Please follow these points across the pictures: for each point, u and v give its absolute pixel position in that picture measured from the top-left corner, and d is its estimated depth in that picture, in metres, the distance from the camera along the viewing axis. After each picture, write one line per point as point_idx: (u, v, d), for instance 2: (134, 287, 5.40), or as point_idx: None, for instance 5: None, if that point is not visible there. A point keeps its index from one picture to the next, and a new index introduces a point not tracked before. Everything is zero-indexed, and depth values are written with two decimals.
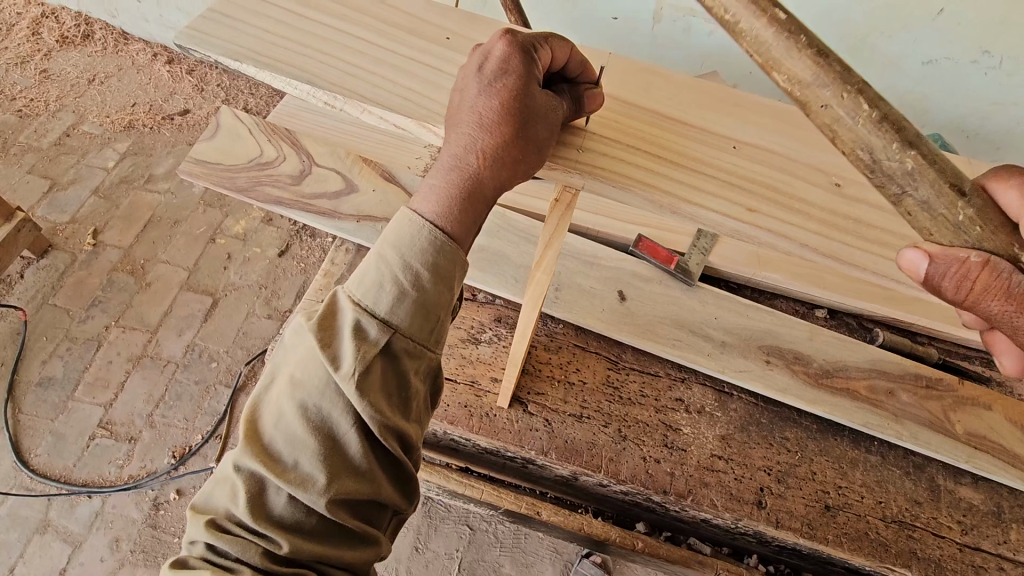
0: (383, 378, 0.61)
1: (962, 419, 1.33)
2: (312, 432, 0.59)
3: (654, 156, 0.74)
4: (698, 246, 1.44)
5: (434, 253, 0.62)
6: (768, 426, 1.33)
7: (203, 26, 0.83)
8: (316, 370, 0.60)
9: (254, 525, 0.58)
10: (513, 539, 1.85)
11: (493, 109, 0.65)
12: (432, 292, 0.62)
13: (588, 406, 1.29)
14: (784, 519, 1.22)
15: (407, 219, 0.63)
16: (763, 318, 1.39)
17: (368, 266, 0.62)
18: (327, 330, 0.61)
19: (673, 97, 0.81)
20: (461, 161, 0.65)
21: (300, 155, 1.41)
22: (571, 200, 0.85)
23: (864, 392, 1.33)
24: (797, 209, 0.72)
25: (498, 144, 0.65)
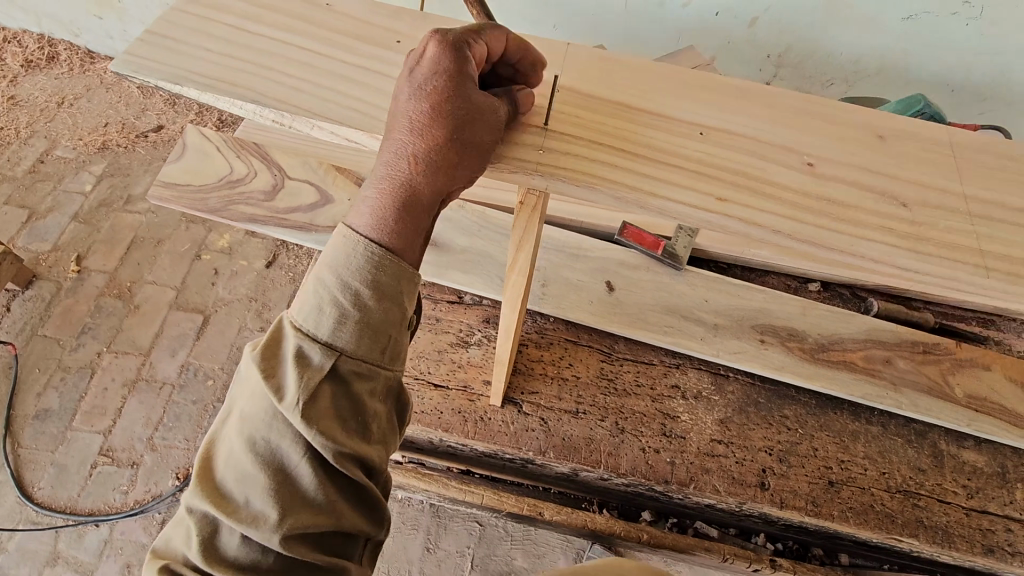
0: (333, 404, 0.58)
1: (963, 382, 1.32)
2: (261, 466, 0.56)
3: (620, 150, 0.72)
4: (684, 229, 1.41)
5: (374, 271, 0.60)
6: (767, 405, 1.32)
7: (142, 50, 0.79)
8: (263, 403, 0.58)
9: (210, 568, 0.56)
10: (523, 531, 1.86)
11: (423, 113, 0.63)
12: (377, 311, 0.60)
13: (583, 401, 1.27)
14: (788, 499, 1.22)
15: (345, 237, 0.61)
16: (754, 296, 1.37)
17: (308, 290, 0.60)
18: (270, 359, 0.59)
19: (638, 86, 0.78)
20: (395, 171, 0.63)
21: (271, 169, 1.38)
22: (539, 205, 0.82)
23: (861, 363, 1.32)
24: (768, 192, 0.70)
25: (431, 149, 0.63)
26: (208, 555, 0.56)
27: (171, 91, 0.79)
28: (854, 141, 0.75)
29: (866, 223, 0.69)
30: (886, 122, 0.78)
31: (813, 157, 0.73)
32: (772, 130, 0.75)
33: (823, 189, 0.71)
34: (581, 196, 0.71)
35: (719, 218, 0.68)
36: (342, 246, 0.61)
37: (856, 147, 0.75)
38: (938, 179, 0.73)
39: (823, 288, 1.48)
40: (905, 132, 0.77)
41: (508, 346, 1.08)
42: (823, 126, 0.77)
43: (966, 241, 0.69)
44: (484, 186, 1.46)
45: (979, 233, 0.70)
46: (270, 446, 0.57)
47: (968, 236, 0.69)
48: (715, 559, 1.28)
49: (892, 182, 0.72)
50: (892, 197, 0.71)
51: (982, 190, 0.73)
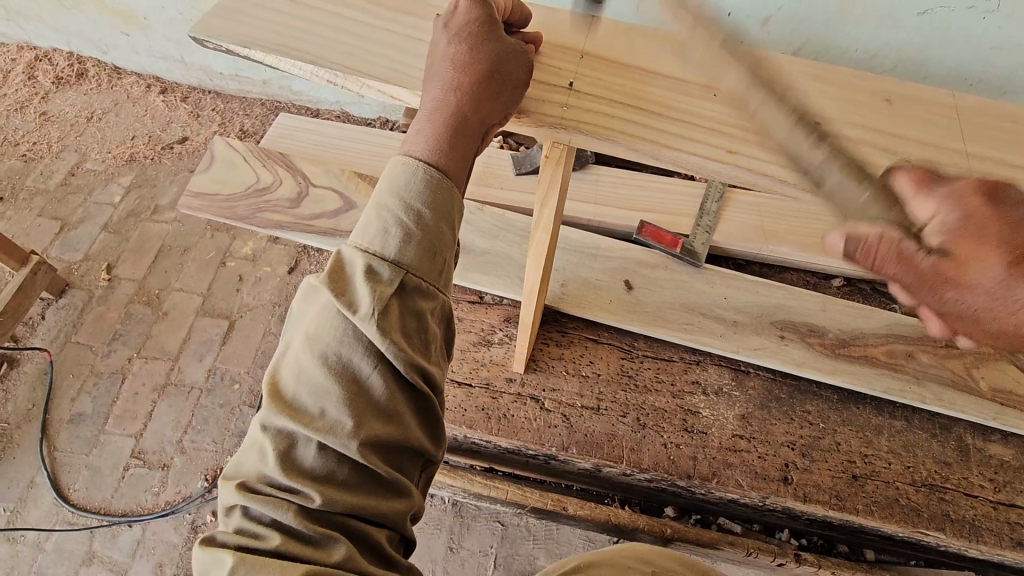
0: (401, 319, 0.58)
1: (987, 375, 1.33)
2: (335, 379, 0.55)
3: (626, 106, 0.71)
4: (702, 225, 1.45)
5: (432, 192, 0.61)
6: (788, 400, 1.32)
7: (213, 18, 0.82)
8: (333, 320, 0.56)
9: (288, 480, 0.55)
10: (545, 530, 1.90)
11: (466, 53, 0.66)
12: (437, 232, 0.60)
13: (604, 398, 1.29)
14: (812, 493, 1.21)
15: (402, 163, 0.62)
16: (772, 293, 1.39)
17: (367, 213, 0.60)
18: (337, 280, 0.57)
19: (650, 49, 0.77)
20: (443, 102, 0.65)
21: (296, 177, 1.42)
22: (561, 155, 0.81)
23: (883, 358, 1.34)
24: (774, 146, 0.69)
25: (476, 80, 0.65)
26: (285, 464, 0.55)
27: (236, 56, 0.81)
28: (855, 107, 0.74)
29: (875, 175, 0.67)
30: (897, 87, 0.76)
31: (818, 116, 0.72)
32: (782, 92, 0.74)
33: (829, 145, 0.69)
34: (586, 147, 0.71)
35: (727, 171, 0.67)
36: (401, 172, 0.61)
37: (865, 109, 0.73)
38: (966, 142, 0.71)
39: (846, 284, 1.52)
40: (921, 94, 0.75)
41: (532, 306, 1.12)
42: (841, 91, 0.75)
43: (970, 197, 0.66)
44: (504, 187, 1.49)
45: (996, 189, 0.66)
46: (342, 360, 0.56)
47: (979, 191, 0.67)
48: (740, 554, 1.28)
49: (903, 142, 0.70)
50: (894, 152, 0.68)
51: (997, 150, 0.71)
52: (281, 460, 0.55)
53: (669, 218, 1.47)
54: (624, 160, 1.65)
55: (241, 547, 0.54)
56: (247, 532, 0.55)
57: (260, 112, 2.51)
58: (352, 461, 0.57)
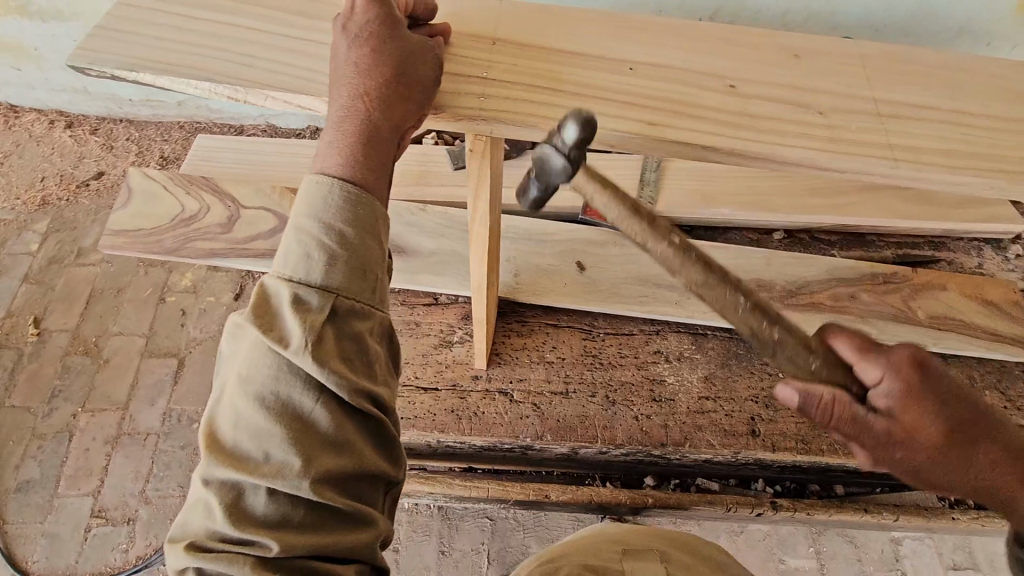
0: (339, 345, 0.55)
1: (923, 305, 1.42)
2: (276, 418, 0.53)
3: (541, 88, 0.67)
4: (645, 197, 1.48)
5: (352, 208, 0.58)
6: (747, 356, 1.36)
7: (93, 43, 0.75)
8: (266, 358, 0.54)
9: (240, 532, 0.52)
10: (533, 519, 1.92)
11: (368, 56, 0.63)
12: (363, 248, 0.58)
13: (572, 380, 1.29)
14: (780, 442, 1.25)
15: (315, 182, 0.59)
16: (719, 255, 1.43)
17: (285, 240, 0.57)
18: (263, 315, 0.55)
19: (559, 29, 0.72)
20: (349, 111, 0.62)
21: (223, 201, 1.35)
22: (484, 149, 0.80)
23: (829, 302, 1.40)
24: (697, 115, 0.65)
25: (382, 84, 0.63)
26: (234, 517, 0.52)
27: (125, 81, 0.75)
28: (772, 57, 0.71)
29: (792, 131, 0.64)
30: (805, 41, 0.73)
31: (732, 78, 0.69)
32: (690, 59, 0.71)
33: (747, 108, 0.66)
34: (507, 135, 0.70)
35: (655, 145, 0.64)
36: (316, 190, 0.59)
37: (777, 67, 0.70)
38: (883, 92, 0.69)
39: (786, 236, 1.58)
40: (829, 47, 0.73)
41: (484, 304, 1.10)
42: (749, 52, 0.72)
43: (891, 138, 0.64)
44: (443, 184, 1.46)
45: (911, 132, 0.65)
46: (281, 398, 0.53)
47: (887, 134, 0.65)
48: (720, 511, 1.32)
49: (820, 96, 0.68)
50: (812, 106, 0.66)
51: (916, 83, 0.70)
52: (230, 513, 0.52)
53: None
54: None
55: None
56: None
57: (179, 135, 2.38)
58: (307, 501, 0.54)
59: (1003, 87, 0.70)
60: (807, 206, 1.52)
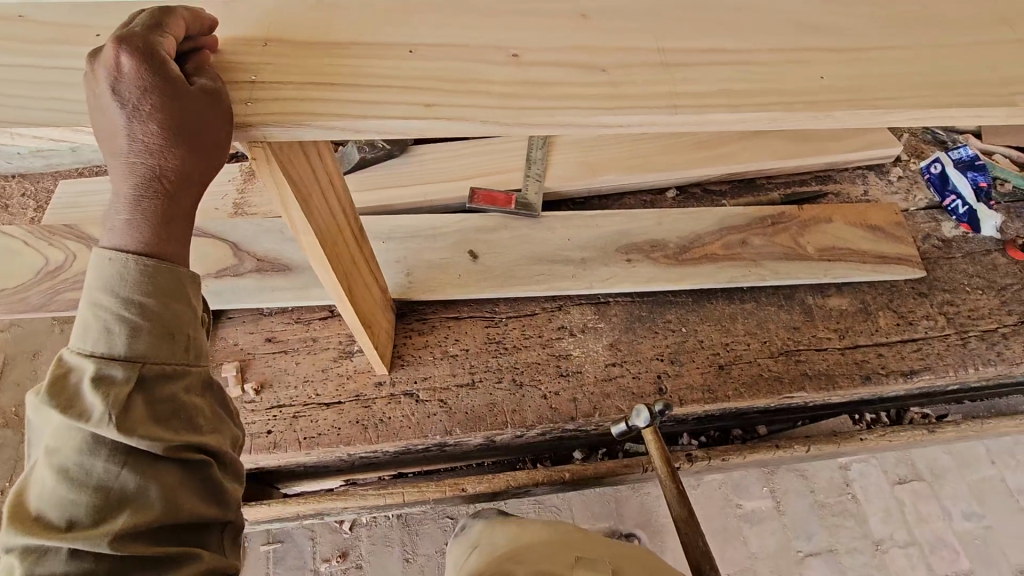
0: (150, 409, 0.56)
1: (813, 239, 1.44)
2: (83, 485, 0.53)
3: (313, 85, 0.62)
4: (532, 175, 1.46)
5: (149, 275, 0.59)
6: (650, 316, 1.37)
7: None
8: (69, 430, 0.54)
9: None
10: (491, 509, 2.03)
11: (157, 134, 0.57)
12: (166, 312, 0.59)
13: (477, 370, 1.28)
14: (686, 395, 1.27)
15: (110, 263, 0.59)
16: (610, 221, 1.42)
17: (86, 319, 0.58)
18: (63, 392, 0.55)
19: (332, 17, 0.67)
20: (146, 194, 0.60)
21: (89, 246, 1.28)
22: (265, 156, 0.66)
23: (722, 251, 1.42)
24: (475, 89, 0.62)
25: (180, 163, 0.59)
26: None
27: None
28: (559, 18, 0.68)
29: (574, 93, 0.62)
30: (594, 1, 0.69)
31: (516, 47, 0.65)
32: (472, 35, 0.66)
33: (529, 75, 0.63)
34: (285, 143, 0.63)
35: (435, 126, 0.61)
36: (109, 266, 0.59)
37: (563, 28, 0.67)
38: (673, 38, 0.66)
39: (678, 193, 1.59)
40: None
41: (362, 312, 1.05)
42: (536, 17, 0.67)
43: (675, 86, 0.62)
44: None
45: (698, 76, 0.63)
46: (87, 465, 0.53)
47: (672, 81, 0.63)
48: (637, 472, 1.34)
49: (605, 52, 0.65)
50: (594, 65, 0.64)
51: (704, 22, 0.68)
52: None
53: (495, 179, 1.46)
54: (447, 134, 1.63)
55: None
56: None
57: None
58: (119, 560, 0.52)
59: (788, 17, 0.69)
60: (692, 160, 1.53)
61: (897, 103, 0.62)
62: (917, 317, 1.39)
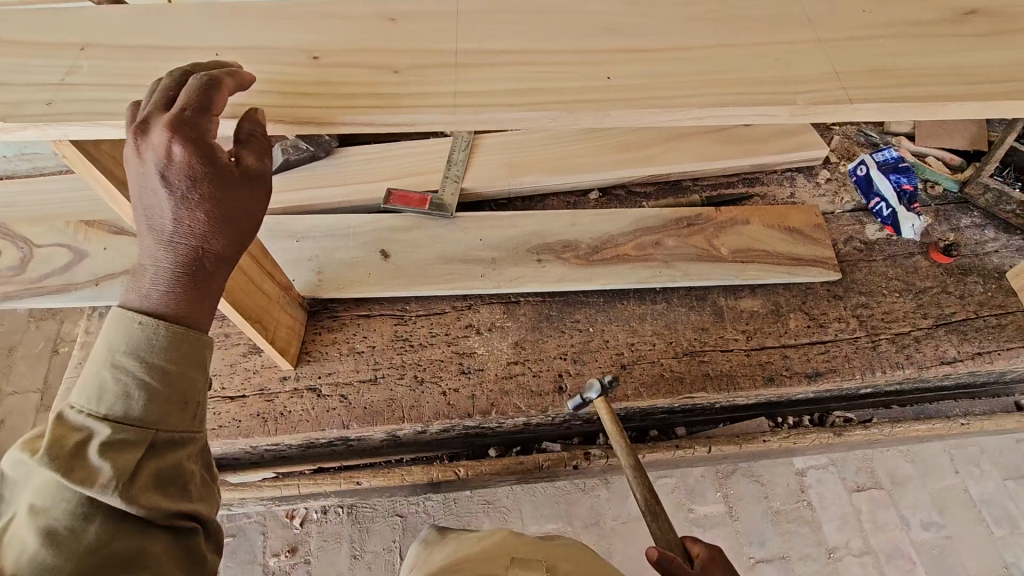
0: (157, 476, 0.59)
1: (727, 241, 1.45)
2: (69, 548, 0.53)
3: (115, 87, 0.66)
4: (450, 176, 1.49)
5: (169, 345, 0.64)
6: (558, 316, 1.39)
7: None
8: (64, 492, 0.56)
9: None
10: (444, 506, 1.94)
11: (200, 220, 0.65)
12: (179, 383, 0.64)
13: (380, 366, 1.31)
14: (585, 394, 1.29)
15: (143, 325, 0.64)
16: (524, 222, 1.45)
17: (92, 381, 0.62)
18: (65, 456, 0.57)
19: (150, 23, 0.71)
20: (183, 271, 0.66)
21: (15, 243, 1.34)
22: (77, 155, 0.69)
23: (634, 252, 1.42)
24: (268, 91, 0.66)
25: (220, 246, 0.67)
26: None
27: None
28: (366, 23, 0.71)
29: (360, 94, 0.65)
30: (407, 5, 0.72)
31: (318, 50, 0.68)
32: (282, 38, 0.70)
33: (322, 77, 0.66)
34: (84, 137, 0.64)
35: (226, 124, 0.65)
36: (138, 331, 0.63)
37: (367, 32, 0.70)
38: (471, 42, 0.69)
39: (602, 195, 1.59)
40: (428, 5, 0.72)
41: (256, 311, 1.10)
42: (344, 21, 0.71)
43: (457, 88, 0.65)
44: None
45: (483, 78, 0.66)
46: (77, 526, 0.55)
47: (455, 83, 0.65)
48: (530, 468, 1.34)
49: (399, 55, 0.68)
50: (385, 67, 0.66)
51: (506, 27, 0.71)
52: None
53: (414, 181, 1.50)
54: (380, 138, 1.67)
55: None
56: None
57: None
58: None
59: (592, 21, 0.71)
60: (614, 162, 1.55)
61: (675, 103, 0.64)
62: (829, 320, 1.39)
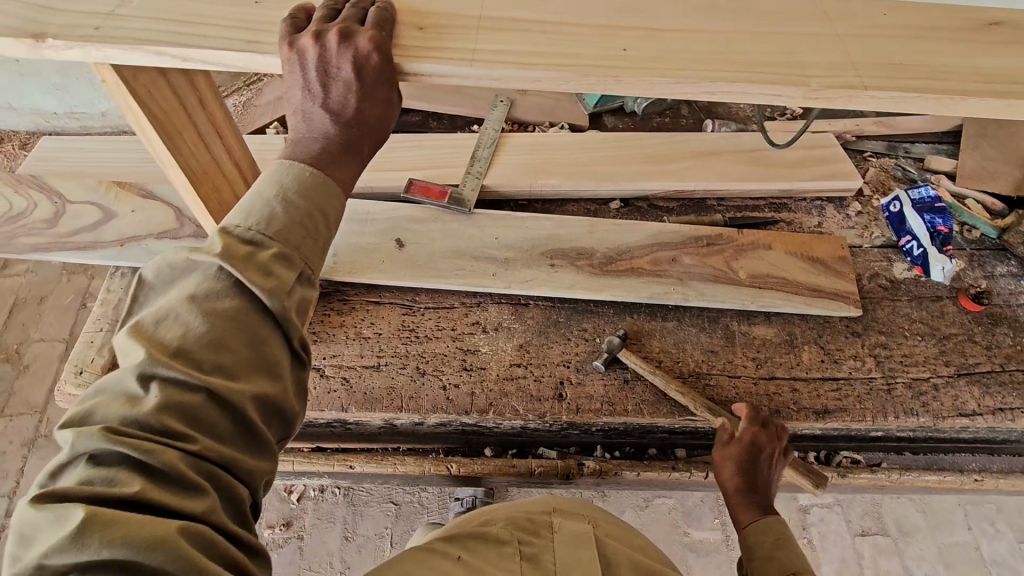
0: (299, 302, 0.66)
1: (747, 264, 1.42)
2: (233, 334, 0.60)
3: None
4: (471, 173, 1.51)
5: (322, 198, 0.73)
6: (566, 322, 1.38)
7: None
8: (230, 289, 0.61)
9: (163, 424, 0.54)
10: (436, 501, 2.05)
11: (367, 110, 0.80)
12: (323, 230, 0.72)
13: (384, 353, 1.32)
14: (584, 405, 1.27)
15: (314, 183, 0.73)
16: (541, 226, 1.44)
17: (255, 204, 0.68)
18: (238, 255, 0.62)
19: None
20: (351, 150, 0.80)
21: (51, 198, 1.40)
22: (116, 78, 0.85)
23: (648, 267, 1.41)
24: None
25: (373, 135, 0.83)
26: (160, 410, 0.55)
27: None
28: None
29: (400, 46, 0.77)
30: None
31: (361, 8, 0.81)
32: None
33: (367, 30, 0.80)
34: (122, 60, 0.79)
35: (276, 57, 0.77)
36: (308, 178, 0.73)
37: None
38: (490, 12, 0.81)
39: (623, 205, 1.56)
40: None
41: None
42: None
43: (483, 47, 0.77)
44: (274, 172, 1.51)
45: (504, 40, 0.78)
46: (242, 317, 0.61)
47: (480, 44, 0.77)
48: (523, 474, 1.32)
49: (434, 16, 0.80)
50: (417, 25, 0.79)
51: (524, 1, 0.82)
52: (163, 412, 0.55)
53: (435, 174, 1.51)
54: (408, 127, 1.69)
55: (95, 504, 0.50)
56: (101, 479, 0.52)
57: None
58: (233, 412, 0.59)
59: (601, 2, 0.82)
60: (637, 173, 1.54)
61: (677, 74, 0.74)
62: (844, 356, 1.35)
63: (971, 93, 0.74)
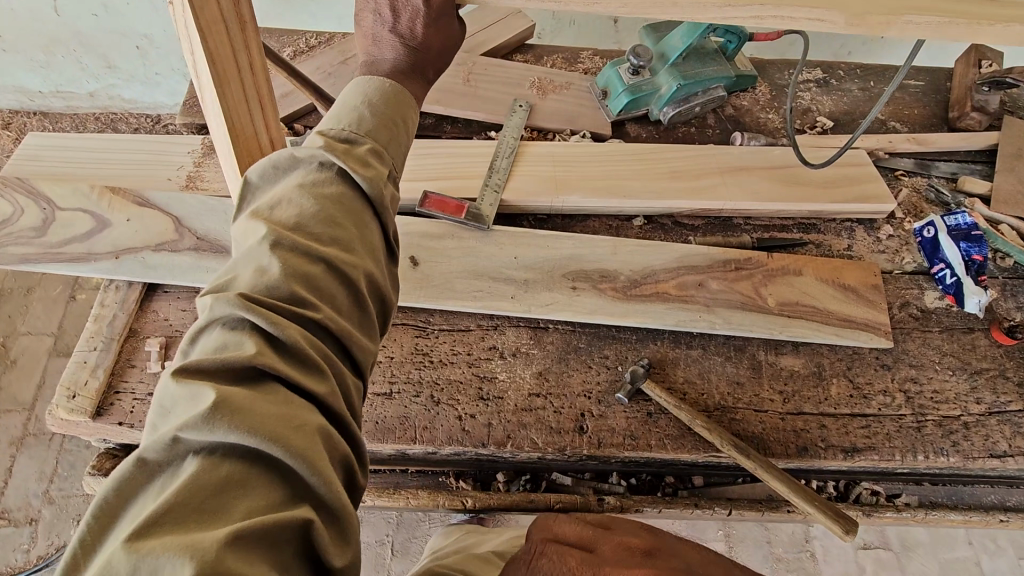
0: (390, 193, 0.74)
1: (776, 291, 1.36)
2: (343, 214, 0.66)
3: None
4: (489, 186, 1.42)
5: (400, 105, 0.82)
6: (587, 349, 1.32)
7: None
8: (334, 176, 0.69)
9: (291, 290, 0.58)
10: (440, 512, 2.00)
11: (430, 37, 0.90)
12: (402, 134, 0.81)
13: (397, 380, 1.25)
14: (606, 438, 1.22)
15: (394, 95, 0.82)
16: (562, 245, 1.37)
17: (347, 110, 0.77)
18: (337, 148, 0.70)
19: None
20: (416, 70, 0.90)
21: (39, 203, 1.30)
22: None
23: (673, 291, 1.34)
24: None
25: (435, 63, 0.93)
26: (286, 277, 0.59)
27: None
28: None
29: None
30: None
31: None
32: None
33: None
34: None
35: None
36: (387, 86, 0.82)
37: None
38: None
39: (646, 222, 1.50)
40: None
41: None
42: None
43: None
44: None
45: None
46: (349, 200, 0.68)
47: None
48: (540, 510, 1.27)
49: None
50: None
51: None
52: (290, 279, 0.59)
53: (450, 185, 1.43)
54: (421, 131, 1.60)
55: (223, 386, 0.52)
56: (235, 341, 0.55)
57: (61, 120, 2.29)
58: (348, 287, 0.64)
59: None
60: (662, 189, 1.46)
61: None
62: (874, 391, 1.30)
63: (994, 22, 0.80)
